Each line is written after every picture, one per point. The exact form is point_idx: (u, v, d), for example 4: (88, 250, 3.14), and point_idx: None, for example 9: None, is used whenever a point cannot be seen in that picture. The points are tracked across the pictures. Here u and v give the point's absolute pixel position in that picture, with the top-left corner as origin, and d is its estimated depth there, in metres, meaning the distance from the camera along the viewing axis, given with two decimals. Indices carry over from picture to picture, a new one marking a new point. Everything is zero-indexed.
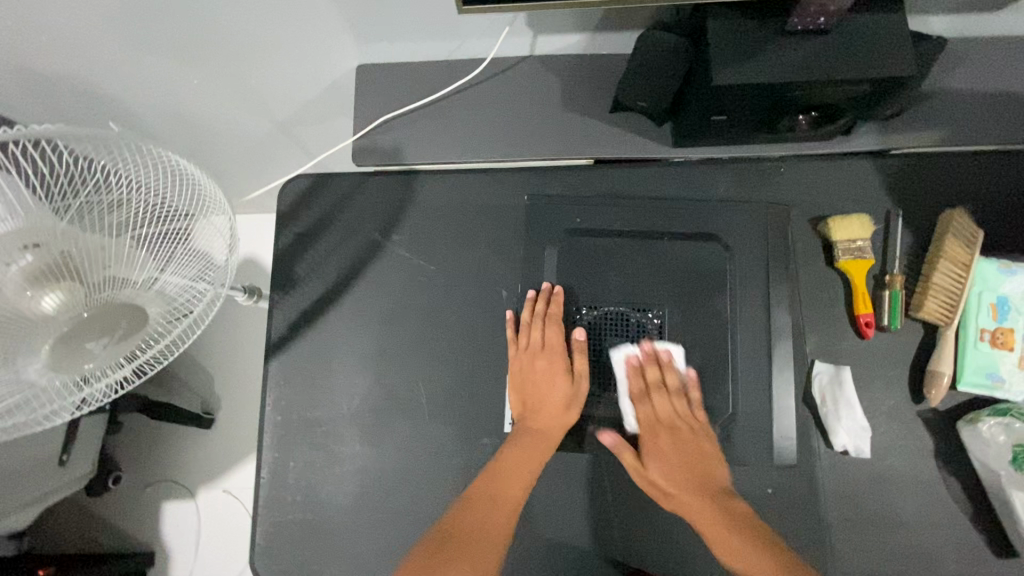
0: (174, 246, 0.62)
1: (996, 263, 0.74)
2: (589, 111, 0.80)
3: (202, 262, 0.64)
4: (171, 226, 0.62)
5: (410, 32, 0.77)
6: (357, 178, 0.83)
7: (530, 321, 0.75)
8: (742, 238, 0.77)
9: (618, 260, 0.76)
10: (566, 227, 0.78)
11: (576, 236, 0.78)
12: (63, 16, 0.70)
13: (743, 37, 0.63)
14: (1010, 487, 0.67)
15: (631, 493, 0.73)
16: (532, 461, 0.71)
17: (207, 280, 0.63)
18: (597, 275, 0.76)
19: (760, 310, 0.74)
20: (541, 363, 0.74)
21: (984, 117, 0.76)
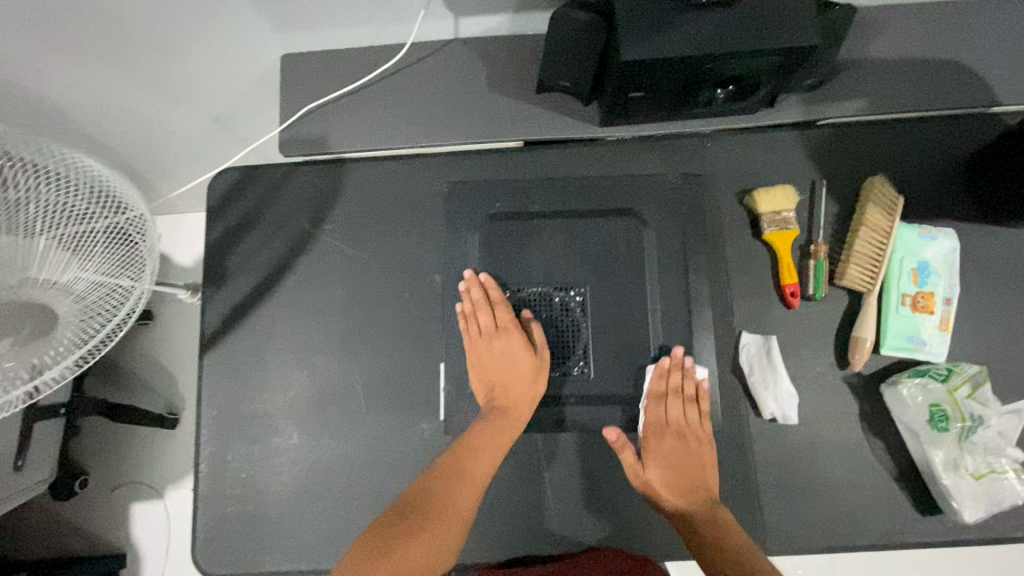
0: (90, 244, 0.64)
1: (917, 229, 0.75)
2: (514, 92, 0.80)
3: (120, 263, 0.66)
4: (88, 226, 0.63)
5: (328, 19, 0.76)
6: (286, 169, 0.82)
7: (477, 305, 0.73)
8: (659, 211, 0.76)
9: (538, 239, 0.75)
10: (486, 210, 0.78)
11: (496, 220, 0.77)
12: None
13: (651, 11, 0.63)
14: (927, 445, 0.69)
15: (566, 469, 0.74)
16: (506, 432, 0.69)
17: (122, 282, 0.66)
18: (518, 257, 0.76)
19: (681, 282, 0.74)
20: (498, 344, 0.72)
21: (902, 85, 0.77)
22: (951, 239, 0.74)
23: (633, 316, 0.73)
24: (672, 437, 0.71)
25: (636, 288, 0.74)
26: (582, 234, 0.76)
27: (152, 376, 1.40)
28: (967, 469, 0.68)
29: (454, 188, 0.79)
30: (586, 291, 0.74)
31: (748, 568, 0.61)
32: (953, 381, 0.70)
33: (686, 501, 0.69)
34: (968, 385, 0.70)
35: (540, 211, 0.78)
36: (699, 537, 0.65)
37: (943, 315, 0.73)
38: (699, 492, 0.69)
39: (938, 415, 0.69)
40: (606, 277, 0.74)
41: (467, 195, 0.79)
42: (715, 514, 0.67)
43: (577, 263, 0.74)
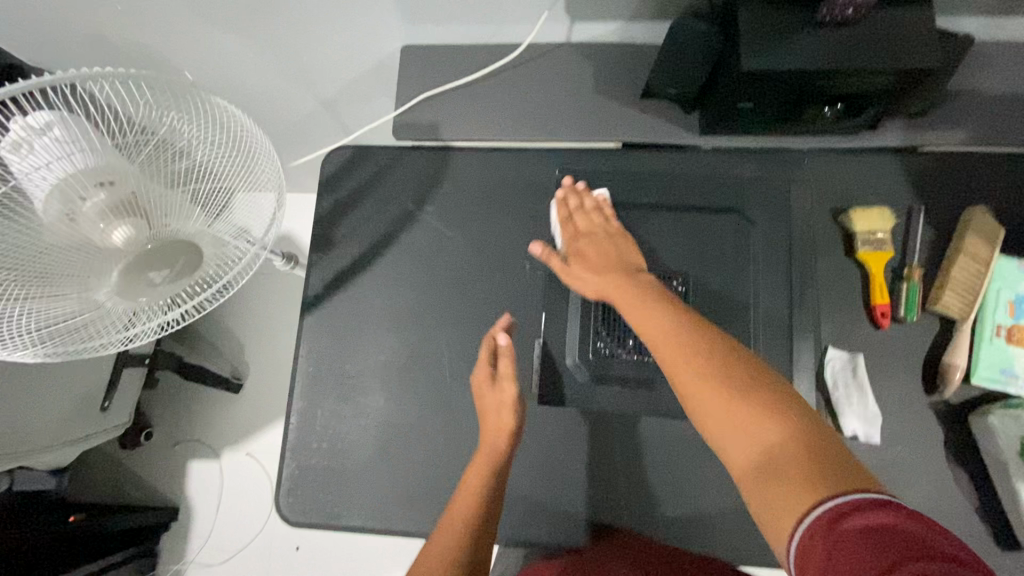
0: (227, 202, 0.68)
1: (1016, 262, 0.74)
2: (619, 97, 0.84)
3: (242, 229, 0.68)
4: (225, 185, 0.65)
5: (455, 16, 0.81)
6: (395, 151, 0.88)
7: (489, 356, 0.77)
8: (764, 213, 0.80)
9: (648, 228, 0.81)
10: (597, 198, 0.83)
11: (606, 208, 0.83)
12: None
13: (773, 26, 0.66)
14: (1015, 477, 0.68)
15: (637, 459, 0.77)
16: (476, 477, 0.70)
17: (247, 240, 0.68)
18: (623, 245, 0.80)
19: (778, 284, 0.77)
20: (486, 398, 0.74)
21: (1009, 120, 0.78)
22: None
23: (733, 310, 0.77)
24: (592, 250, 0.73)
25: (734, 283, 0.78)
26: (688, 230, 0.81)
27: (223, 340, 1.48)
28: None
29: (563, 180, 0.85)
30: (687, 281, 0.78)
31: (724, 379, 0.49)
32: None
33: (659, 334, 0.56)
34: None
35: (645, 207, 0.83)
36: (692, 407, 0.51)
37: None
38: (666, 318, 0.57)
39: None
40: (710, 269, 0.79)
41: (575, 187, 0.85)
42: (676, 345, 0.54)
43: (682, 255, 0.80)
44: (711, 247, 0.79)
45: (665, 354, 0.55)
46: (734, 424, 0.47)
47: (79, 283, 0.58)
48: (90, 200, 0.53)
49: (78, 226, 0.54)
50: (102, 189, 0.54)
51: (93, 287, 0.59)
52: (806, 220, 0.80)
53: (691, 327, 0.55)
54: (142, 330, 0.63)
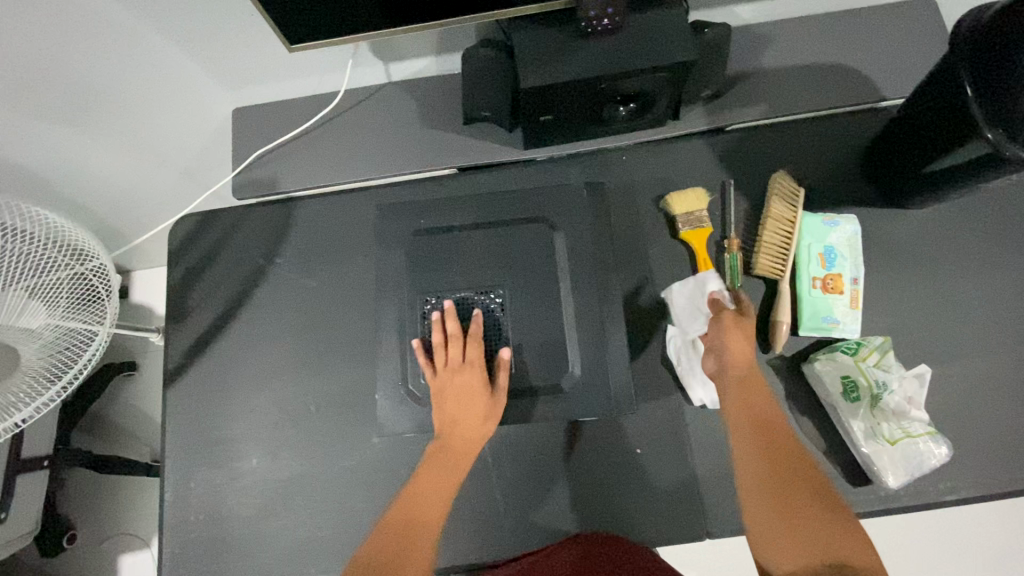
0: (59, 293, 0.73)
1: (821, 217, 0.80)
2: (444, 124, 0.87)
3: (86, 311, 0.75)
4: (55, 276, 0.73)
5: (271, 74, 0.84)
6: (240, 211, 0.89)
7: (450, 341, 0.74)
8: (566, 217, 0.81)
9: (461, 249, 0.80)
10: (412, 228, 0.83)
11: (420, 235, 0.82)
12: None
13: (545, 44, 0.72)
14: (845, 416, 0.72)
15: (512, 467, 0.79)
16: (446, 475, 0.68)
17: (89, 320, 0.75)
18: (442, 266, 0.80)
19: (587, 285, 0.78)
20: (461, 378, 0.72)
21: (794, 90, 0.85)
22: (854, 223, 0.80)
23: (546, 318, 0.77)
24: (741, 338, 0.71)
25: (552, 286, 0.78)
26: (497, 238, 0.80)
27: (137, 425, 1.44)
28: (884, 435, 0.71)
29: (384, 213, 0.84)
30: (503, 290, 0.78)
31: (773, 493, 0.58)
32: (862, 352, 0.73)
33: (742, 431, 0.64)
34: (876, 354, 0.73)
35: (459, 224, 0.83)
36: (743, 470, 0.61)
37: (852, 295, 0.78)
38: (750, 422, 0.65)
39: (851, 387, 0.72)
40: (522, 280, 0.78)
41: (396, 216, 0.83)
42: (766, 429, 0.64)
43: (495, 268, 0.79)
44: (523, 256, 0.79)
45: (753, 441, 0.63)
46: (772, 492, 0.58)
47: None
48: None
49: None
50: None
51: None
52: (631, 211, 0.86)
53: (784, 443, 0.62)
54: None
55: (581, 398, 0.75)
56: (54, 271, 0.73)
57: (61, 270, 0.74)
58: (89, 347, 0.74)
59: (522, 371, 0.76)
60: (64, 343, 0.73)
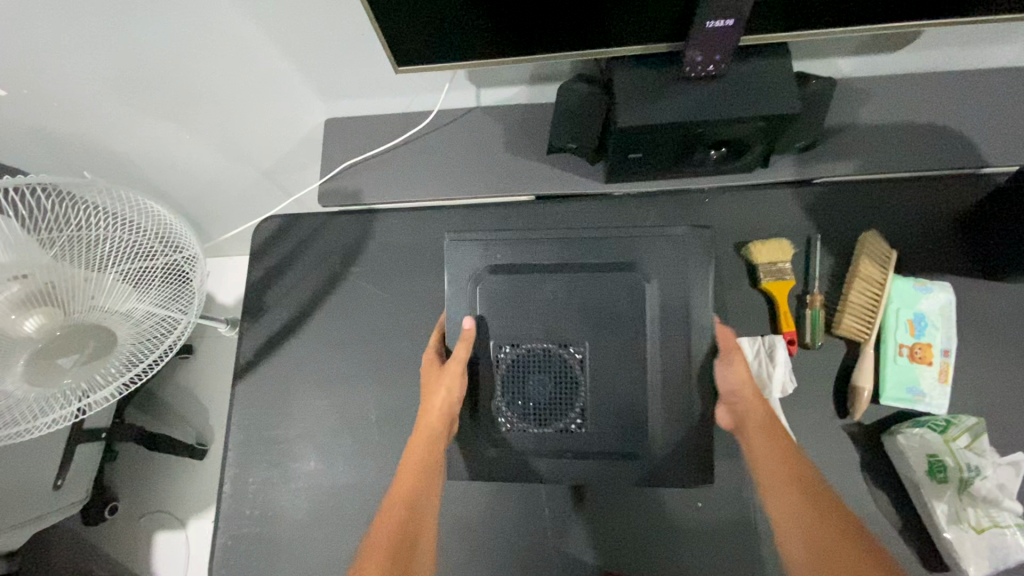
0: (153, 277, 0.74)
1: (912, 282, 0.77)
2: (528, 152, 0.88)
3: (175, 295, 0.74)
4: (149, 262, 0.73)
5: (368, 90, 0.87)
6: (323, 217, 0.92)
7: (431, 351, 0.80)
8: (662, 270, 0.76)
9: (541, 291, 0.77)
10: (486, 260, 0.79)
11: (495, 270, 0.78)
12: (66, 90, 0.80)
13: (645, 86, 0.72)
14: (930, 497, 0.68)
15: (562, 500, 0.80)
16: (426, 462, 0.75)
17: (176, 307, 0.73)
18: (520, 313, 0.77)
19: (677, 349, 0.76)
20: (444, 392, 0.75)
21: (891, 149, 0.82)
22: (947, 292, 0.77)
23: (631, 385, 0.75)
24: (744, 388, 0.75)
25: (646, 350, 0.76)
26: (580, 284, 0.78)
27: (186, 407, 1.49)
28: (969, 522, 0.67)
29: (454, 243, 0.79)
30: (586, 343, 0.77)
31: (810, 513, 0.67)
32: (951, 431, 0.69)
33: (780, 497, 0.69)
34: (967, 435, 0.68)
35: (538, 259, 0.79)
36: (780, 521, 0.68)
37: (941, 367, 0.74)
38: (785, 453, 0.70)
39: (938, 467, 0.68)
40: (607, 336, 0.76)
41: (465, 249, 0.79)
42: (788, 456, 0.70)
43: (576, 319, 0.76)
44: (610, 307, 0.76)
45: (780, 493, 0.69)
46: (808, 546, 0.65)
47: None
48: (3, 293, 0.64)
49: None
50: (15, 281, 0.64)
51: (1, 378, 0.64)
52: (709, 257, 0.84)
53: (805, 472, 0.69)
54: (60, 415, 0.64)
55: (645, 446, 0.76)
56: (149, 257, 0.74)
57: (156, 258, 0.74)
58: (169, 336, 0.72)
59: (598, 433, 0.75)
60: (149, 331, 0.72)
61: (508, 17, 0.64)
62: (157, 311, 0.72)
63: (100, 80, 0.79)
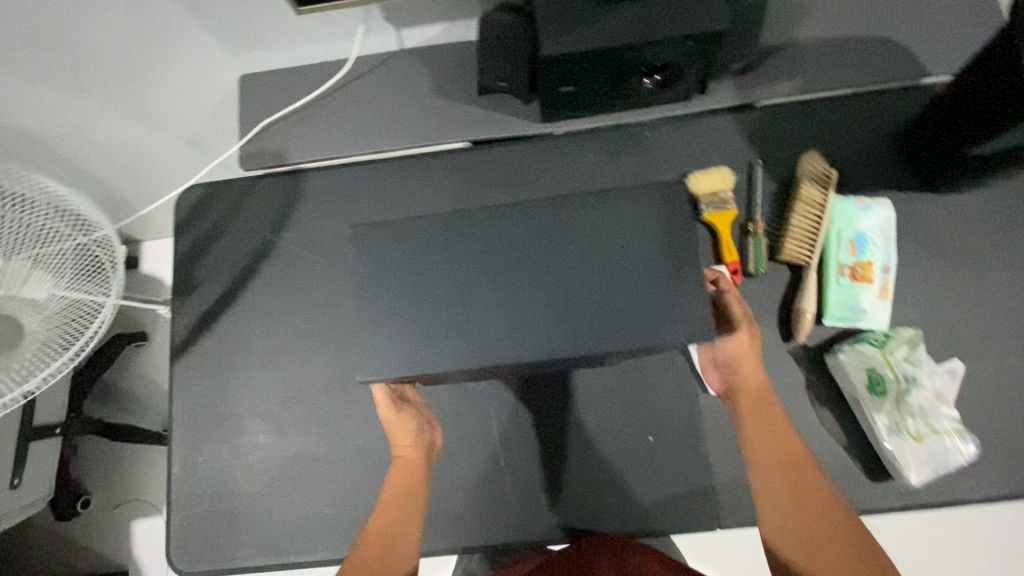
0: (66, 264, 0.75)
1: (854, 201, 0.76)
2: (458, 96, 0.84)
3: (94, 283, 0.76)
4: (62, 249, 0.75)
5: (277, 39, 0.81)
6: (247, 182, 0.86)
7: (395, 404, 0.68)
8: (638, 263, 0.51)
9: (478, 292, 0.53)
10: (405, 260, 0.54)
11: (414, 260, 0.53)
12: None
13: (568, 10, 0.67)
14: (870, 411, 0.69)
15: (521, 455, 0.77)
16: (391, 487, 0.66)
17: (94, 292, 0.75)
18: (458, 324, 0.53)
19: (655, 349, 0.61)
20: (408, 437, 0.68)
21: (830, 65, 0.80)
22: (888, 209, 0.75)
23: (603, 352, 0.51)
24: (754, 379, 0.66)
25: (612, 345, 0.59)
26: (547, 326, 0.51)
27: (147, 395, 1.45)
28: (910, 432, 0.68)
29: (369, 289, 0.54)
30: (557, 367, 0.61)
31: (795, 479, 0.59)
32: (890, 345, 0.70)
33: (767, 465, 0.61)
34: (905, 347, 0.70)
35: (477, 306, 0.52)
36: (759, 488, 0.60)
37: (882, 284, 0.74)
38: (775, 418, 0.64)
39: (877, 381, 0.69)
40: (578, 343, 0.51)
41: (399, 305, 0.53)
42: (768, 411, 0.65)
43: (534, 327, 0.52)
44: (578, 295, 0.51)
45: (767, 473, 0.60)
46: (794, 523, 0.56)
47: None
48: None
49: None
50: None
51: None
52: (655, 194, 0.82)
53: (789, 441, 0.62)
54: None
55: (593, 384, 0.78)
56: (60, 243, 0.75)
57: (70, 243, 0.76)
58: (94, 316, 0.74)
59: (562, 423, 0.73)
60: (69, 313, 0.73)
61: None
62: (73, 293, 0.73)
63: None
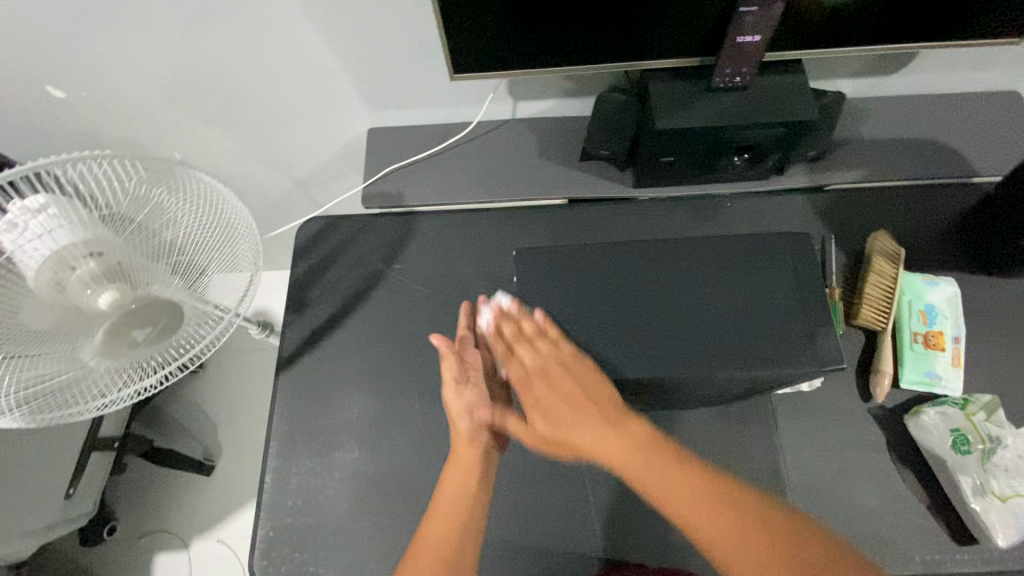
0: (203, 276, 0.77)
1: (921, 276, 0.84)
2: (562, 159, 0.95)
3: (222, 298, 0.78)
4: (204, 260, 0.76)
5: (413, 100, 0.94)
6: (365, 218, 0.96)
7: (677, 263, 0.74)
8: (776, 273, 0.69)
9: (637, 291, 0.69)
10: (579, 275, 0.71)
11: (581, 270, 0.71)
12: (138, 73, 0.86)
13: (678, 95, 0.80)
14: (954, 470, 0.73)
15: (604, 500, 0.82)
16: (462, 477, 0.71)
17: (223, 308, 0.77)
18: (620, 321, 0.68)
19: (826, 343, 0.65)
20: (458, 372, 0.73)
21: (893, 160, 0.91)
22: (952, 285, 0.83)
23: (755, 342, 0.65)
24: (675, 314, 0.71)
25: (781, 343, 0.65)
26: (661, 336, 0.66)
27: (193, 422, 1.45)
28: (994, 492, 0.71)
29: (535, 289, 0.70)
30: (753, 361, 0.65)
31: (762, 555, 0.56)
32: (969, 408, 0.75)
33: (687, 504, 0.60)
34: (983, 412, 0.74)
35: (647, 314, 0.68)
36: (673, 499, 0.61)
37: (953, 353, 0.80)
38: (654, 455, 0.64)
39: (961, 440, 0.73)
40: (731, 338, 0.65)
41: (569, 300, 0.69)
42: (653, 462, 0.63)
43: (694, 325, 0.67)
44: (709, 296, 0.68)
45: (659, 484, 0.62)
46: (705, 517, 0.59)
47: (69, 342, 0.65)
48: (80, 268, 0.62)
49: (69, 294, 0.62)
50: (91, 258, 0.62)
51: (79, 346, 0.66)
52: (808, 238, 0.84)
53: (679, 458, 0.64)
54: (116, 398, 0.70)
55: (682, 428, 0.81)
56: (203, 252, 0.76)
57: (216, 251, 0.77)
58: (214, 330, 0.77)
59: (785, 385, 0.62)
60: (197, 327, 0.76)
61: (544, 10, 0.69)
62: (205, 306, 0.74)
63: (174, 72, 0.87)
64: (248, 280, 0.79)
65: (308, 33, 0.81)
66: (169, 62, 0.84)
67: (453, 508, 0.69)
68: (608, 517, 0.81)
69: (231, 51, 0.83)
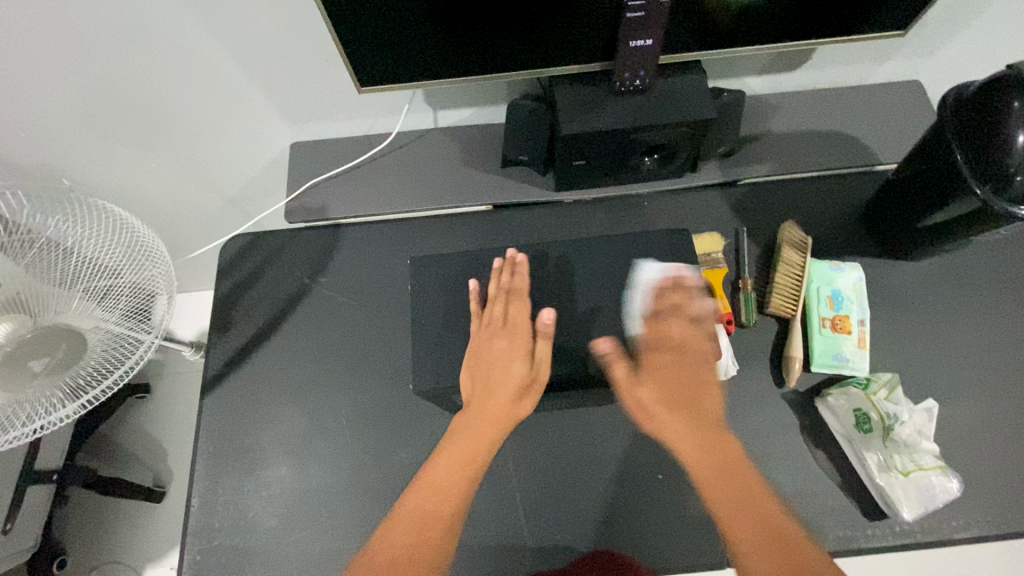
0: (116, 299, 0.74)
1: (827, 263, 0.87)
2: (484, 165, 0.97)
3: (138, 320, 0.74)
4: (113, 283, 0.75)
5: (331, 113, 0.94)
6: (290, 233, 0.96)
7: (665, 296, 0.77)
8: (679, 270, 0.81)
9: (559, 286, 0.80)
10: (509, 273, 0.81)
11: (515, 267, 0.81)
12: (42, 103, 0.84)
13: (583, 99, 0.82)
14: (860, 448, 0.77)
15: (536, 502, 0.81)
16: (455, 457, 0.71)
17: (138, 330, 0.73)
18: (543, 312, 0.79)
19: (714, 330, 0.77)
20: (498, 342, 0.75)
21: (799, 152, 0.95)
22: (858, 270, 0.87)
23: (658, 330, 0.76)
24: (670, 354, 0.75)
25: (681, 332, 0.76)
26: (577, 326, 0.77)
27: (141, 447, 1.42)
28: (897, 466, 0.75)
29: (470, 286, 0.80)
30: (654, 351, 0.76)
31: (776, 555, 0.59)
32: (872, 388, 0.78)
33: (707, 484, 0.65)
34: (885, 389, 0.78)
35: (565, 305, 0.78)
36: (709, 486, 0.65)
37: (859, 335, 0.83)
38: (727, 448, 0.68)
39: (863, 419, 0.77)
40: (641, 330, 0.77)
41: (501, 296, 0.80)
42: (704, 444, 0.69)
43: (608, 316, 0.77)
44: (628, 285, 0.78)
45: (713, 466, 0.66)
46: (729, 507, 0.63)
47: None
48: None
49: None
50: None
51: None
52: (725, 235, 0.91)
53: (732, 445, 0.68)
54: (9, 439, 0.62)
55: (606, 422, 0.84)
56: (111, 276, 0.75)
57: (125, 275, 0.76)
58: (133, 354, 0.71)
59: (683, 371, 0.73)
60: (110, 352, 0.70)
61: (444, 20, 0.69)
62: (115, 327, 0.71)
63: (78, 99, 0.85)
64: (167, 300, 0.74)
65: (214, 52, 0.81)
66: (75, 91, 0.83)
67: (449, 488, 0.69)
68: (539, 519, 0.81)
69: (139, 75, 0.83)
